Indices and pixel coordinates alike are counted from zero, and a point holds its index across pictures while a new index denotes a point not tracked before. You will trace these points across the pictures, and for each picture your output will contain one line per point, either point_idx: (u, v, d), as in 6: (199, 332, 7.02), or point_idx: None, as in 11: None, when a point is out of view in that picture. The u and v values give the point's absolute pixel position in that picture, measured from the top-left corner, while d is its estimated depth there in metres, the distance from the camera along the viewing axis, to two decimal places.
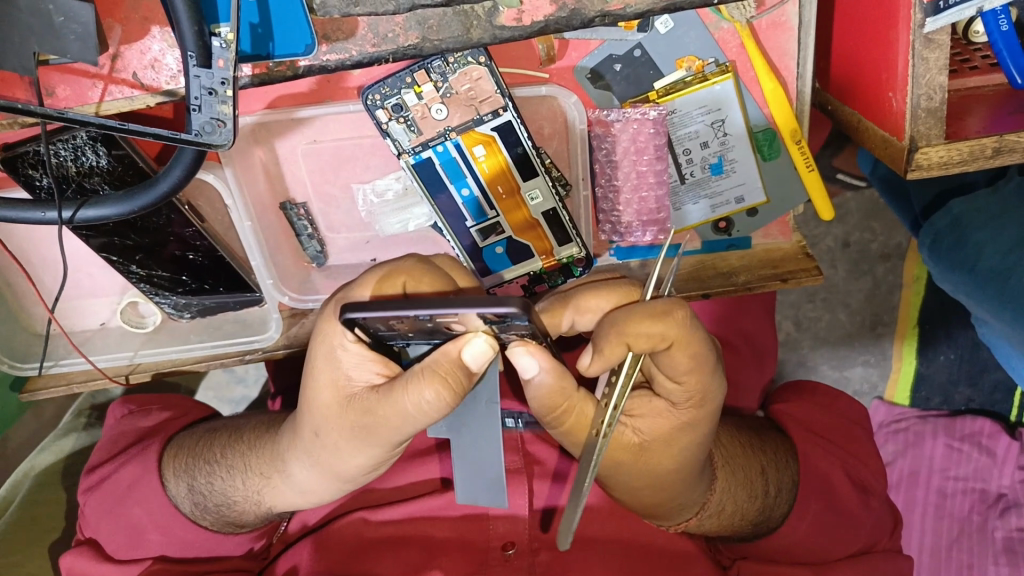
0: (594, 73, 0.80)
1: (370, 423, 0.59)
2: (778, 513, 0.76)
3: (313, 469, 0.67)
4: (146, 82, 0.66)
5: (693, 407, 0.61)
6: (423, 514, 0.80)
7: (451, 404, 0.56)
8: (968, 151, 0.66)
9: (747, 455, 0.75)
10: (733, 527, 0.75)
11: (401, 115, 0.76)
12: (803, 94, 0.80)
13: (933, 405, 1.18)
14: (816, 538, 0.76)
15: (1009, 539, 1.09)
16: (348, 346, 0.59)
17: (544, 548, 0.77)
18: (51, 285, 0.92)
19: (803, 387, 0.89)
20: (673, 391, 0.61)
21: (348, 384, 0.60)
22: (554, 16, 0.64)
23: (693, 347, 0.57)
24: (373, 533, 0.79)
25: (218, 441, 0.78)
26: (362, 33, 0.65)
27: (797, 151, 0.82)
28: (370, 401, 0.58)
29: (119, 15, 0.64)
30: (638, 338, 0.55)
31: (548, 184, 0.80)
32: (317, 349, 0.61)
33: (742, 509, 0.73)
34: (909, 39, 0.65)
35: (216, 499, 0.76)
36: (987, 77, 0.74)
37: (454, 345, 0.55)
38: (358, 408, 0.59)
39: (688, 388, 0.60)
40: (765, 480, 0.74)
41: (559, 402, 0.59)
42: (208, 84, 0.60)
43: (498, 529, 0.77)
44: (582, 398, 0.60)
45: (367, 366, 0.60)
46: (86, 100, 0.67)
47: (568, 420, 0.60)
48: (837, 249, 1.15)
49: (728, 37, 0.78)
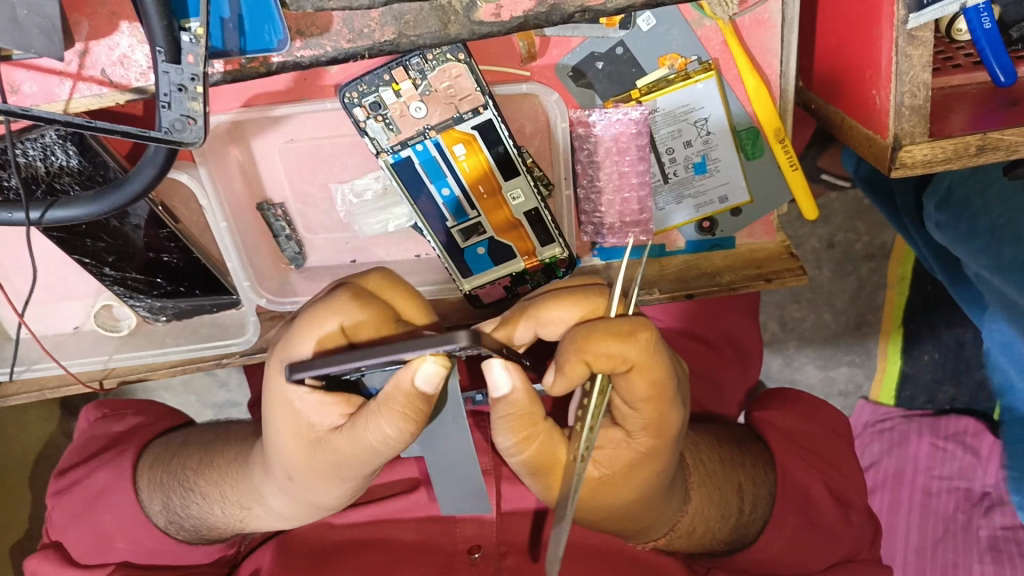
0: (576, 70, 0.79)
1: (339, 460, 0.58)
2: (754, 527, 0.75)
3: (287, 496, 0.65)
4: (114, 79, 0.64)
5: (649, 434, 0.59)
6: (384, 518, 0.78)
7: (416, 431, 0.55)
8: (952, 149, 0.65)
9: (723, 474, 0.74)
10: (708, 545, 0.75)
11: (379, 113, 0.75)
12: (786, 92, 0.79)
13: (918, 405, 1.19)
14: (792, 552, 0.75)
15: (993, 537, 1.09)
16: (306, 396, 0.56)
17: (512, 552, 0.75)
18: (21, 287, 0.89)
19: (783, 394, 0.88)
20: (632, 423, 0.58)
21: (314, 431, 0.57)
22: (534, 11, 0.63)
23: (653, 373, 0.55)
24: (336, 536, 0.78)
25: (195, 462, 0.74)
26: (337, 28, 0.64)
27: (780, 149, 0.81)
28: (336, 441, 0.57)
29: (86, 9, 0.63)
30: (598, 357, 0.53)
31: (529, 182, 0.78)
32: (274, 397, 0.58)
33: (714, 528, 0.73)
34: (893, 35, 0.64)
35: (194, 525, 0.74)
36: (971, 75, 0.73)
37: (404, 374, 0.52)
38: (326, 449, 0.57)
39: (645, 416, 0.58)
40: (741, 498, 0.74)
41: (522, 428, 0.57)
42: (177, 79, 0.58)
43: (466, 532, 0.75)
44: (550, 429, 0.58)
45: (327, 411, 0.57)
46: (54, 98, 0.65)
47: (532, 450, 0.58)
48: (822, 250, 1.14)
49: (711, 35, 0.77)
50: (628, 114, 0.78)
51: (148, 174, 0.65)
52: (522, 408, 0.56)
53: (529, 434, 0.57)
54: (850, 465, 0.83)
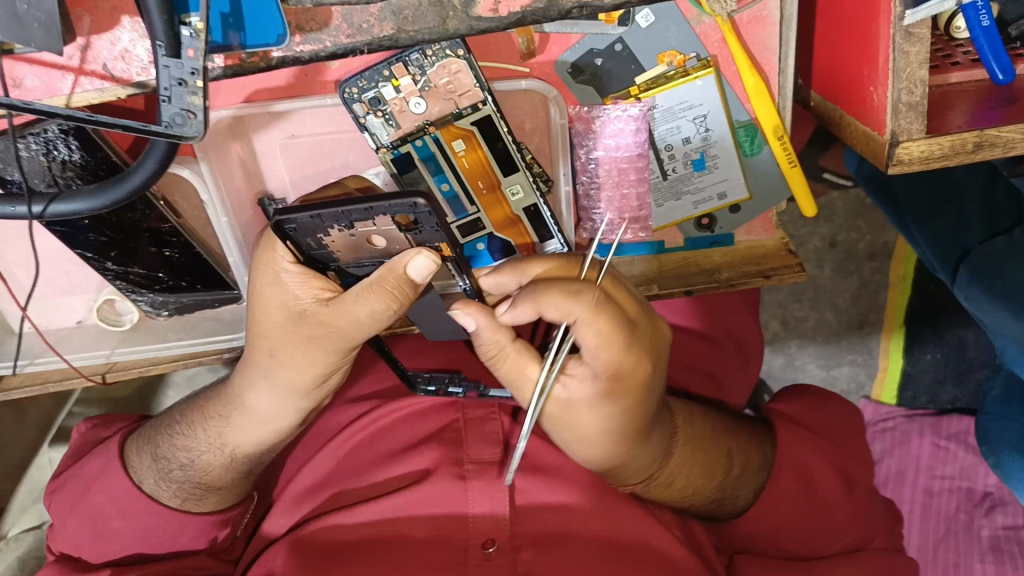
0: (576, 67, 0.79)
1: (322, 332, 0.62)
2: (745, 493, 0.78)
3: (266, 391, 0.68)
4: (116, 73, 0.65)
5: (602, 379, 0.59)
6: (392, 515, 0.72)
7: (399, 311, 0.62)
8: (949, 146, 0.66)
9: (715, 441, 0.76)
10: (691, 505, 0.76)
11: (379, 109, 0.75)
12: (785, 89, 0.80)
13: (920, 404, 1.19)
14: (797, 525, 0.77)
15: (995, 537, 1.08)
16: (289, 269, 0.62)
17: (526, 546, 0.70)
18: (25, 281, 0.89)
19: (795, 390, 0.90)
20: (591, 367, 0.59)
21: (296, 303, 0.62)
22: (531, 7, 0.63)
23: (601, 326, 0.57)
24: (347, 535, 0.72)
25: (176, 406, 0.79)
26: (336, 23, 0.64)
27: (780, 147, 0.81)
28: (322, 313, 0.62)
29: (87, 4, 0.63)
30: (545, 307, 0.57)
31: (527, 176, 0.79)
32: (261, 276, 0.63)
33: (696, 486, 0.74)
34: (891, 32, 0.64)
35: (182, 477, 0.76)
36: (970, 73, 0.74)
37: (402, 258, 0.59)
38: (312, 322, 0.62)
39: (604, 360, 0.59)
40: (729, 462, 0.76)
41: (490, 350, 0.62)
42: (174, 72, 0.58)
43: (478, 526, 0.71)
44: (521, 354, 0.62)
45: (310, 285, 0.62)
46: (56, 92, 0.66)
47: (504, 368, 0.63)
48: (824, 248, 1.15)
49: (710, 32, 0.77)
50: (626, 111, 0.79)
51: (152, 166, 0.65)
52: (489, 338, 0.62)
53: (499, 354, 0.63)
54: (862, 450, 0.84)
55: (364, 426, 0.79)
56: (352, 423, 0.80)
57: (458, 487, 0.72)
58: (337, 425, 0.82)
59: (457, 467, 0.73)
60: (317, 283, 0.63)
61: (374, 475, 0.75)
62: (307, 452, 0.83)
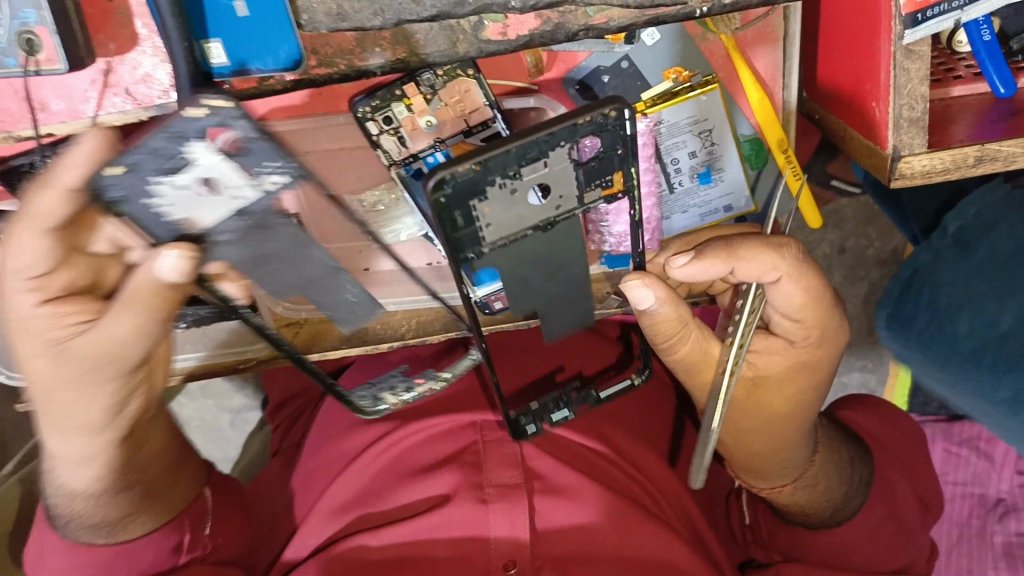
0: (582, 83, 0.80)
1: (87, 364, 0.58)
2: (854, 502, 0.79)
3: (70, 442, 0.63)
4: (139, 96, 0.68)
5: (811, 343, 0.69)
6: (420, 536, 0.75)
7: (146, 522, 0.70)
8: (951, 159, 0.67)
9: (838, 451, 0.81)
10: (807, 512, 0.80)
11: (391, 128, 0.77)
12: (789, 104, 0.81)
13: (931, 410, 1.18)
14: (873, 543, 0.80)
15: (1007, 543, 1.10)
16: (30, 304, 0.56)
17: (546, 566, 0.73)
18: None
19: (863, 402, 0.93)
20: (794, 332, 0.68)
21: (51, 336, 0.57)
22: (538, 30, 0.66)
23: (804, 281, 0.64)
24: (373, 555, 0.75)
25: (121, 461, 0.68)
26: (350, 47, 0.66)
27: (785, 160, 0.83)
28: (76, 346, 0.57)
29: (110, 31, 0.65)
30: (742, 261, 0.62)
31: (575, 171, 0.55)
32: (8, 319, 0.57)
33: (823, 493, 0.79)
34: (891, 50, 0.66)
35: (60, 511, 0.68)
36: (971, 86, 0.75)
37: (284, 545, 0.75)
38: (74, 359, 0.57)
39: (807, 324, 0.67)
40: (851, 470, 0.81)
41: (673, 328, 0.68)
42: (154, 166, 0.50)
43: (499, 548, 0.74)
44: (696, 328, 0.70)
45: (61, 318, 0.57)
46: (80, 115, 0.69)
47: (684, 349, 0.71)
48: (833, 255, 1.16)
49: (715, 48, 0.80)
50: (608, 120, 0.53)
51: (322, 253, 0.62)
52: (669, 318, 0.67)
53: (682, 331, 0.69)
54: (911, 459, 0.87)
55: (388, 446, 0.81)
56: (375, 442, 0.82)
57: (481, 510, 0.75)
58: (355, 447, 0.85)
59: (477, 491, 0.76)
60: (71, 316, 0.57)
61: (398, 496, 0.78)
62: (326, 476, 0.86)
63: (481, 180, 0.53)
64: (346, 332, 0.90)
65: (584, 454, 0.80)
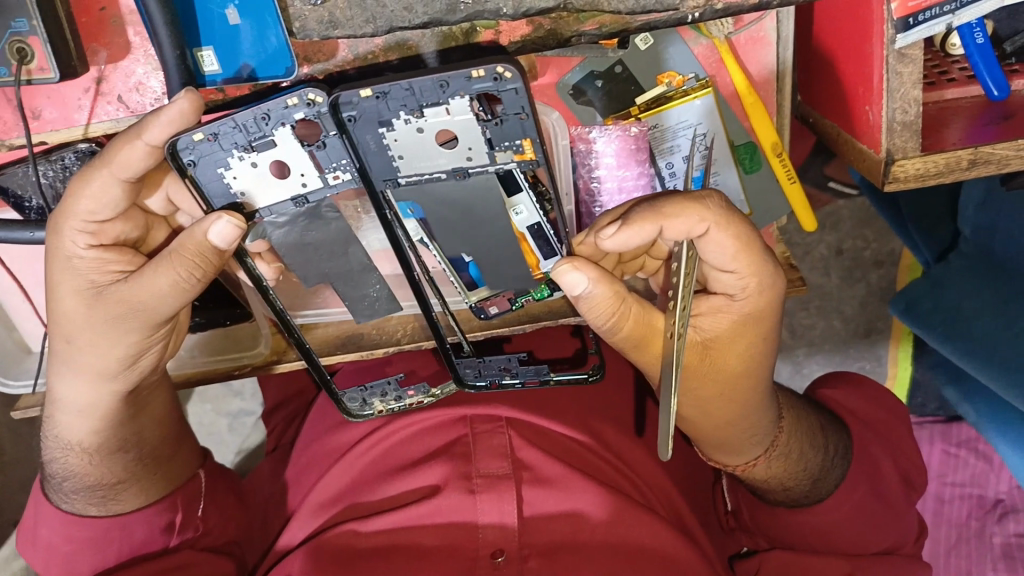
0: (576, 88, 0.80)
1: (123, 311, 0.61)
2: (833, 475, 0.79)
3: (74, 378, 0.67)
4: (132, 104, 0.68)
5: (751, 297, 0.63)
6: (408, 524, 0.75)
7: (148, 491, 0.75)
8: (944, 163, 0.67)
9: (806, 422, 0.79)
10: (773, 484, 0.79)
11: None
12: (783, 109, 0.83)
13: (929, 411, 1.19)
14: (854, 522, 0.79)
15: (1007, 545, 1.10)
16: (83, 253, 0.61)
17: (534, 555, 0.73)
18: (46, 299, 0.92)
19: (845, 377, 0.91)
20: (734, 285, 0.62)
21: (91, 285, 0.61)
22: (531, 36, 0.67)
23: (734, 227, 0.58)
24: (364, 543, 0.75)
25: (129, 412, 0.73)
26: (341, 54, 0.67)
27: (779, 164, 0.84)
28: (117, 292, 0.61)
29: (104, 39, 0.65)
30: (670, 222, 0.56)
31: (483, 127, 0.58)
32: (54, 263, 0.62)
33: (791, 468, 0.77)
34: (883, 53, 0.65)
35: (57, 472, 0.73)
36: (965, 89, 0.75)
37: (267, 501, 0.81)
38: (112, 300, 0.61)
39: (743, 274, 0.61)
40: (824, 442, 0.79)
41: (613, 308, 0.63)
42: (241, 139, 0.59)
43: (488, 537, 0.74)
44: (633, 300, 0.64)
45: (106, 267, 0.62)
46: (73, 123, 0.68)
47: (629, 325, 0.65)
48: (830, 257, 1.15)
49: (707, 53, 0.79)
50: (501, 79, 0.54)
51: (357, 253, 0.74)
52: (606, 302, 0.63)
53: (621, 311, 0.63)
54: (894, 437, 0.86)
55: (377, 440, 0.80)
56: (363, 438, 0.81)
57: (469, 500, 0.75)
58: (345, 443, 0.84)
59: (467, 481, 0.76)
60: (113, 265, 0.62)
61: (388, 488, 0.78)
62: (316, 471, 0.85)
63: (387, 111, 0.58)
64: (342, 337, 0.91)
65: (575, 450, 0.80)
